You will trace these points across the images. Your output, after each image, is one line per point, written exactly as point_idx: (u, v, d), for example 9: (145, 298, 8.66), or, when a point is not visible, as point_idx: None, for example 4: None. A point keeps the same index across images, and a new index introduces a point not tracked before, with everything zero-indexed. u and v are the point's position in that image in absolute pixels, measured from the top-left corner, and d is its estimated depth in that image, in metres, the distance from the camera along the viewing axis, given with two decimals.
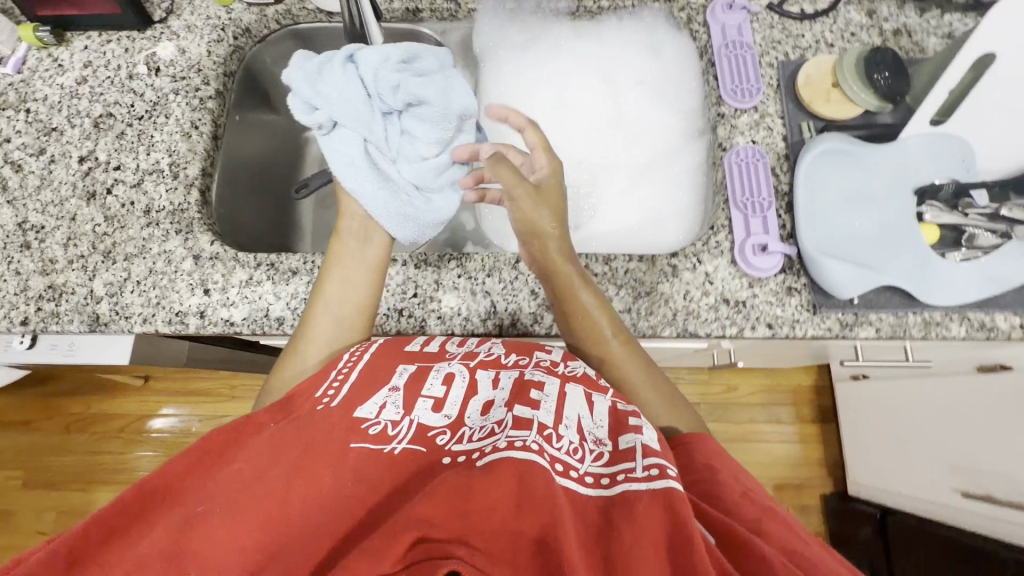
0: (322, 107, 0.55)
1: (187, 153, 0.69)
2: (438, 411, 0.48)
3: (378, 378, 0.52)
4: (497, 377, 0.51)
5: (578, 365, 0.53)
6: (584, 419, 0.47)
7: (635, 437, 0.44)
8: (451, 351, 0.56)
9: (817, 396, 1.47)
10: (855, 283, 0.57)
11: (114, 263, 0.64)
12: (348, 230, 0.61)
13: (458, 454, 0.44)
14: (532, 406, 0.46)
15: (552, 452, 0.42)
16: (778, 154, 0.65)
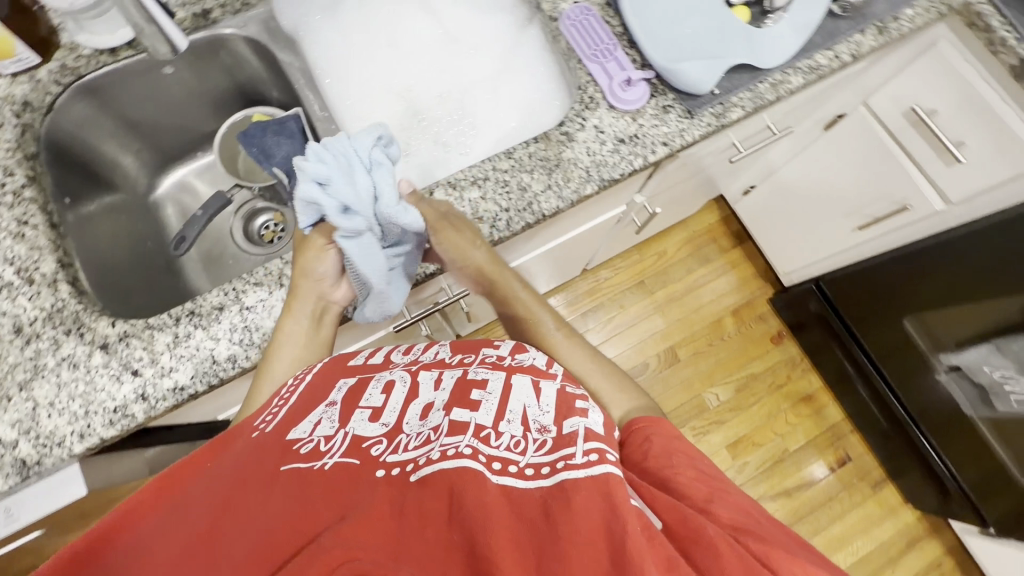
0: (359, 210, 0.53)
1: (31, 252, 0.60)
2: (376, 420, 0.50)
3: (318, 395, 0.54)
4: (439, 378, 0.54)
5: (525, 357, 0.57)
6: (529, 408, 0.50)
7: (579, 421, 0.49)
8: (395, 359, 0.59)
9: (727, 226, 1.65)
10: (709, 75, 0.65)
11: (9, 400, 0.55)
12: (300, 310, 0.58)
13: (393, 466, 0.44)
14: (471, 407, 0.49)
15: (488, 452, 0.45)
16: (599, 3, 0.71)
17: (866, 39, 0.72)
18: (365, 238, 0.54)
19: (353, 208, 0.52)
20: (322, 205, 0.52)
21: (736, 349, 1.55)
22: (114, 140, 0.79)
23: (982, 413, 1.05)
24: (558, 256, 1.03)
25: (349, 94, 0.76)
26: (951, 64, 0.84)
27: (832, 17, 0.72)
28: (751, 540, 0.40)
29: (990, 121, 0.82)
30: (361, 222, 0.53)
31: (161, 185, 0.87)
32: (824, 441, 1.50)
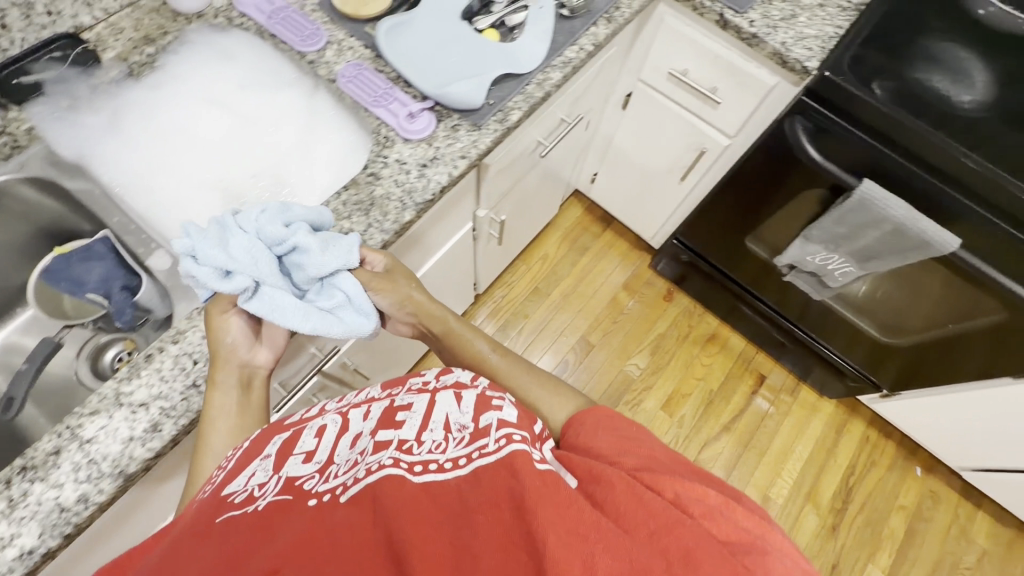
0: (238, 270, 0.55)
1: None
2: (308, 461, 0.52)
3: (254, 451, 0.55)
4: (366, 410, 0.56)
5: (449, 376, 0.56)
6: (451, 413, 0.51)
7: (492, 415, 0.48)
8: (332, 407, 0.61)
9: (593, 213, 1.79)
10: (477, 90, 0.75)
11: None
12: (224, 381, 0.58)
13: (323, 493, 0.46)
14: (396, 426, 0.51)
15: (409, 459, 0.46)
16: (369, 57, 0.78)
17: (600, 30, 0.86)
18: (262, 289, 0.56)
19: (230, 271, 0.54)
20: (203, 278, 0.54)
21: (639, 317, 1.67)
22: None
23: (825, 295, 1.20)
24: (432, 287, 1.06)
25: (159, 201, 0.76)
26: (680, 31, 1.01)
27: (565, 19, 0.85)
28: (650, 475, 0.41)
29: (724, 66, 1.00)
30: (245, 280, 0.55)
31: None
32: (740, 369, 1.63)
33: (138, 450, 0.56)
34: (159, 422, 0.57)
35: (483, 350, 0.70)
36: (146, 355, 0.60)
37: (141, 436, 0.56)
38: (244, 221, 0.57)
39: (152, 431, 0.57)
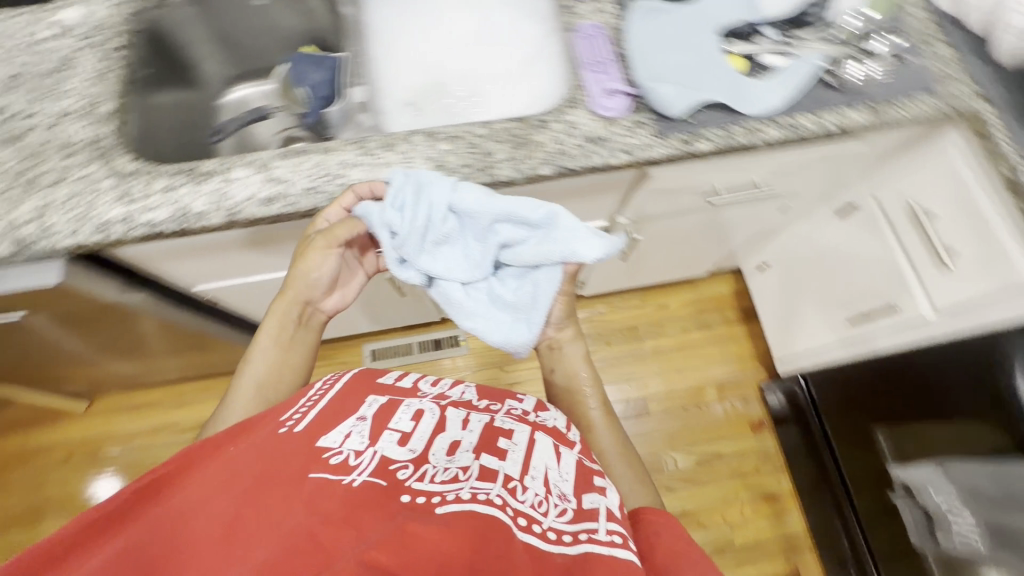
0: (414, 264, 0.69)
1: (99, 93, 0.75)
2: (403, 444, 0.58)
3: (347, 404, 0.62)
4: (466, 420, 0.63)
5: (547, 416, 0.69)
6: (552, 470, 0.60)
7: (596, 499, 0.59)
8: (422, 388, 0.68)
9: (740, 300, 1.63)
10: (682, 100, 0.72)
11: (36, 190, 0.69)
12: (287, 312, 0.72)
13: (419, 493, 0.53)
14: (499, 456, 0.59)
15: (516, 506, 0.54)
16: (613, 27, 0.80)
17: (854, 116, 0.74)
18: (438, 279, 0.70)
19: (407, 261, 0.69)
20: (389, 257, 0.68)
21: (711, 422, 1.50)
22: (206, 46, 0.96)
23: (931, 549, 0.94)
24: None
25: (390, 57, 0.90)
26: (955, 170, 0.83)
27: (825, 86, 0.76)
28: None
29: (984, 235, 0.80)
30: (417, 273, 0.70)
31: (229, 93, 1.02)
32: (775, 549, 1.38)
33: (250, 208, 0.69)
34: (275, 199, 0.70)
35: (590, 398, 0.78)
36: (299, 150, 0.72)
37: (258, 201, 0.70)
38: (453, 213, 0.67)
39: (266, 202, 0.70)
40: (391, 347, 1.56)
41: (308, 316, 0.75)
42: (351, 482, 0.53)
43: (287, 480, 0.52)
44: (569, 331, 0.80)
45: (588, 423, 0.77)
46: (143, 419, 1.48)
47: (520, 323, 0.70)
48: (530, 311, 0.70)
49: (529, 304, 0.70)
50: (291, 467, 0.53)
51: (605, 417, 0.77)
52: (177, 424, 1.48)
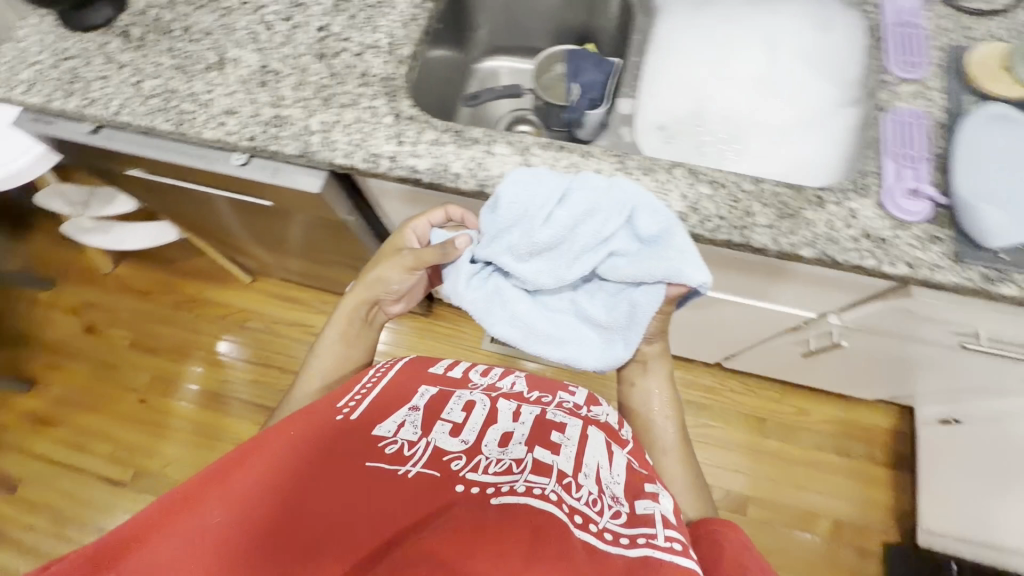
0: (491, 279, 0.70)
1: (403, 38, 0.81)
2: (454, 435, 0.57)
3: (398, 395, 0.62)
4: (517, 411, 0.62)
5: (599, 411, 0.67)
6: (603, 467, 0.58)
7: (649, 505, 0.55)
8: (472, 378, 0.68)
9: (895, 442, 1.41)
10: (1015, 232, 0.60)
11: (330, 107, 0.76)
12: (352, 314, 0.79)
13: (474, 483, 0.51)
14: (553, 450, 0.57)
15: (571, 503, 0.51)
16: (937, 120, 0.69)
17: None
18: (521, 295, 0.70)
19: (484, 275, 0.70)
20: (463, 276, 0.69)
21: (810, 557, 1.32)
22: (488, 14, 1.01)
23: None
24: (710, 313, 1.02)
25: (664, 75, 0.87)
26: None
27: None
28: None
29: None
30: (491, 285, 0.70)
31: (485, 62, 1.07)
32: None
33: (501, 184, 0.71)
34: None
35: (664, 421, 0.80)
36: (560, 146, 0.73)
37: None
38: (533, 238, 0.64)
39: None
40: None
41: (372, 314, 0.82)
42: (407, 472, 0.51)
43: (344, 463, 0.51)
44: (655, 349, 0.79)
45: (659, 443, 0.79)
46: (288, 311, 1.65)
47: (599, 345, 0.70)
48: (622, 334, 0.68)
49: (622, 326, 0.68)
50: (352, 448, 0.53)
51: (678, 441, 0.79)
52: (312, 327, 1.63)
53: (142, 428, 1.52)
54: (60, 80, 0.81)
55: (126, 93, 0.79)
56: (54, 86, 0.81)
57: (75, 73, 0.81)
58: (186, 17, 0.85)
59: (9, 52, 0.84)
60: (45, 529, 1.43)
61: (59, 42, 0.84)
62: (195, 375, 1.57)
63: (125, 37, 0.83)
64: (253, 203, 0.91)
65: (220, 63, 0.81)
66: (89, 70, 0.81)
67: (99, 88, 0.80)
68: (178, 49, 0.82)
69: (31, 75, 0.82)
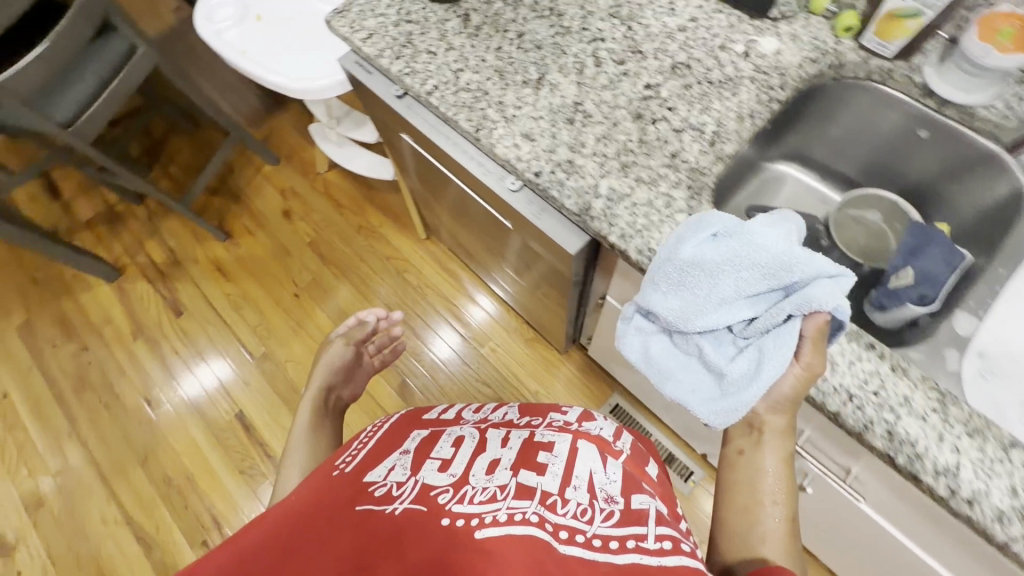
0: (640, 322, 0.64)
1: (732, 132, 0.71)
2: (442, 470, 0.61)
3: (393, 445, 0.72)
4: (507, 438, 0.68)
5: (591, 426, 0.69)
6: (596, 473, 0.59)
7: (645, 502, 0.56)
8: (465, 418, 0.79)
9: None
10: None
11: (626, 176, 0.70)
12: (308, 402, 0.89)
13: (458, 516, 0.50)
14: (539, 470, 0.58)
15: (556, 521, 0.49)
16: None
17: None
18: (657, 334, 0.63)
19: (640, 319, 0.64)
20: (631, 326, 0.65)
21: None
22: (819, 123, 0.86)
23: None
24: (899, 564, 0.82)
25: None
26: None
27: None
28: None
29: None
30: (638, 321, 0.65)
31: (777, 164, 0.91)
32: None
33: None
34: None
35: (771, 507, 0.53)
36: (869, 344, 0.59)
37: None
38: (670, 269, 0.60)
39: None
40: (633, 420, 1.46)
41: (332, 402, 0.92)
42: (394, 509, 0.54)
43: (340, 507, 0.55)
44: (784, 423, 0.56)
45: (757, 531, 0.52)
46: (441, 280, 1.70)
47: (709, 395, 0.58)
48: (743, 389, 0.55)
49: (742, 375, 0.55)
50: (350, 496, 0.58)
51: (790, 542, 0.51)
52: (456, 308, 1.66)
53: (285, 318, 1.67)
54: (395, 40, 0.84)
55: (444, 76, 0.80)
56: (388, 44, 0.83)
57: (409, 38, 0.83)
58: (526, 22, 0.83)
59: None
60: (186, 360, 1.65)
61: (409, 3, 0.86)
62: (343, 297, 1.68)
63: (464, 21, 0.84)
64: (501, 220, 0.91)
65: (538, 82, 0.78)
66: (422, 41, 0.83)
67: (423, 61, 0.81)
68: (505, 52, 0.81)
69: (374, 26, 0.85)
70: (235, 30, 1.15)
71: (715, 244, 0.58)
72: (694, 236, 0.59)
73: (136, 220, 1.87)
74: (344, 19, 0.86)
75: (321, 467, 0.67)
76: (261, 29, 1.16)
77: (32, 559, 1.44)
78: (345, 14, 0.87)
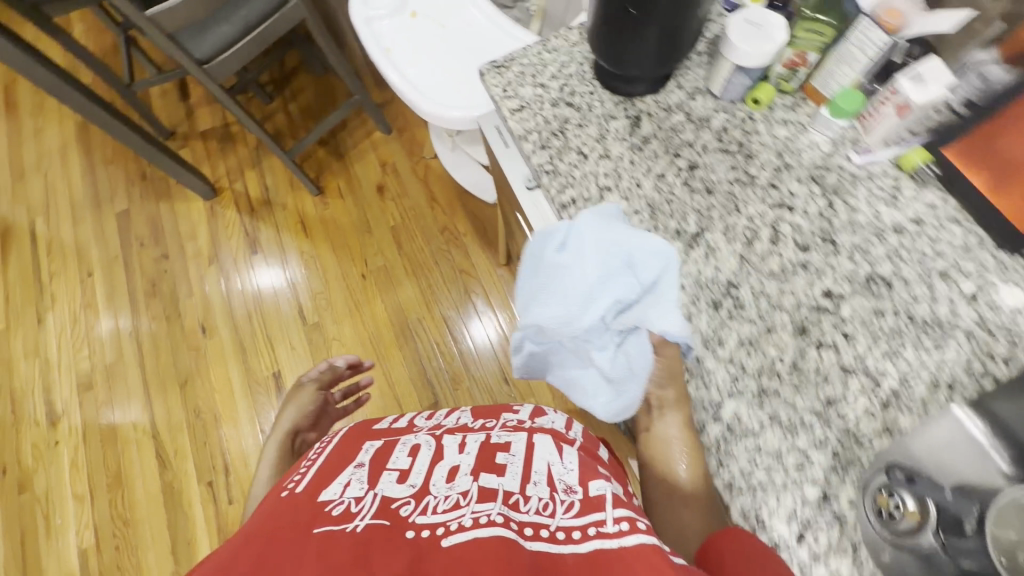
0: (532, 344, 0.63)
1: (917, 399, 0.55)
2: (402, 481, 0.62)
3: (347, 451, 0.73)
4: (464, 442, 0.72)
5: (539, 421, 0.78)
6: (552, 464, 0.63)
7: (603, 483, 0.60)
8: (419, 424, 0.83)
9: None
10: None
11: (759, 407, 0.56)
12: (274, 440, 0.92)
13: (424, 527, 0.51)
14: (499, 472, 0.62)
15: (518, 521, 0.52)
16: None
17: None
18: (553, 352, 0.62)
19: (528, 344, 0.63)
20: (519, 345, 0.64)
21: None
22: None
23: None
24: None
25: None
26: None
27: None
28: None
29: None
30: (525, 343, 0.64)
31: None
32: None
33: None
34: None
35: (681, 462, 0.55)
36: None
37: None
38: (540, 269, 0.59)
39: None
40: None
41: (298, 446, 0.94)
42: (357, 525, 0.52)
43: (293, 535, 0.50)
44: (672, 396, 0.56)
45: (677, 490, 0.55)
46: (506, 314, 1.61)
47: (605, 403, 0.57)
48: (628, 386, 0.55)
49: (625, 374, 0.55)
50: (305, 521, 0.54)
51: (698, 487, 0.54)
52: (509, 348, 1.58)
53: (344, 297, 1.66)
54: (546, 123, 0.72)
55: (586, 190, 0.68)
56: (537, 126, 0.72)
57: (563, 127, 0.71)
58: (705, 151, 0.68)
59: (531, 53, 0.77)
60: (246, 301, 1.70)
61: (578, 81, 0.74)
62: (405, 296, 1.64)
63: (633, 125, 0.70)
64: None
65: (693, 238, 0.64)
66: (575, 135, 0.71)
67: (569, 162, 0.69)
68: (667, 182, 0.67)
69: (530, 97, 0.74)
70: (388, 22, 1.07)
71: (566, 251, 0.58)
72: (547, 247, 0.59)
73: (245, 147, 1.91)
74: (500, 78, 0.76)
75: (270, 495, 0.62)
76: (414, 28, 1.06)
77: (71, 433, 1.59)
78: (502, 71, 0.76)
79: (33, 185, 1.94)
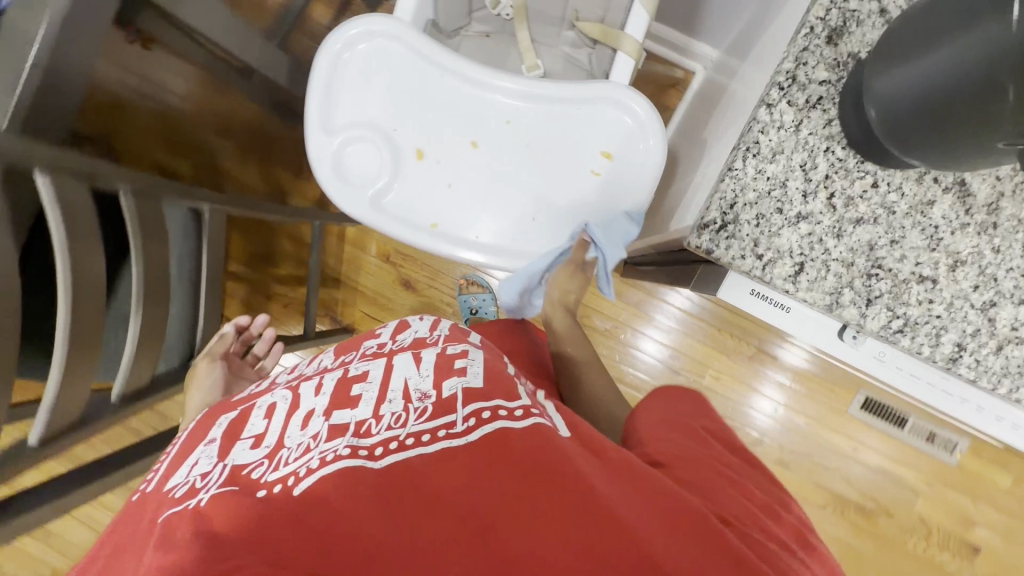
0: None
1: None
2: (255, 446, 0.53)
3: (202, 433, 0.59)
4: (320, 386, 0.60)
5: (405, 338, 0.69)
6: (409, 378, 0.58)
7: (456, 386, 0.54)
8: (279, 381, 0.70)
9: None
10: None
11: None
12: None
13: (274, 484, 0.46)
14: (351, 405, 0.54)
15: (368, 444, 0.48)
16: None
17: None
18: None
19: None
20: None
21: None
22: None
23: None
24: None
25: None
26: None
27: None
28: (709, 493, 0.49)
29: None
30: None
31: None
32: None
33: None
34: None
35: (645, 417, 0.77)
36: None
37: None
38: None
39: None
40: (888, 408, 1.43)
41: None
42: (199, 503, 0.45)
43: (144, 541, 0.45)
44: None
45: None
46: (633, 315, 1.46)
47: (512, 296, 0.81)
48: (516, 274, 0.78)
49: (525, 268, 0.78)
50: (146, 528, 0.47)
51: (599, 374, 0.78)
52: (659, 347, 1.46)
53: None
54: (847, 266, 0.49)
55: (966, 323, 0.49)
56: (839, 277, 0.49)
57: (873, 256, 0.49)
58: None
59: (749, 178, 0.50)
60: None
61: (844, 179, 0.49)
62: None
63: (962, 198, 0.48)
64: None
65: None
66: (896, 258, 0.49)
67: (917, 300, 0.49)
68: None
69: (798, 244, 0.50)
70: (401, 191, 0.73)
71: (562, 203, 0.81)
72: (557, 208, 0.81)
73: None
74: (736, 239, 0.50)
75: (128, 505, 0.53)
76: (445, 166, 0.72)
77: None
78: (732, 231, 0.50)
79: (68, 529, 1.62)
